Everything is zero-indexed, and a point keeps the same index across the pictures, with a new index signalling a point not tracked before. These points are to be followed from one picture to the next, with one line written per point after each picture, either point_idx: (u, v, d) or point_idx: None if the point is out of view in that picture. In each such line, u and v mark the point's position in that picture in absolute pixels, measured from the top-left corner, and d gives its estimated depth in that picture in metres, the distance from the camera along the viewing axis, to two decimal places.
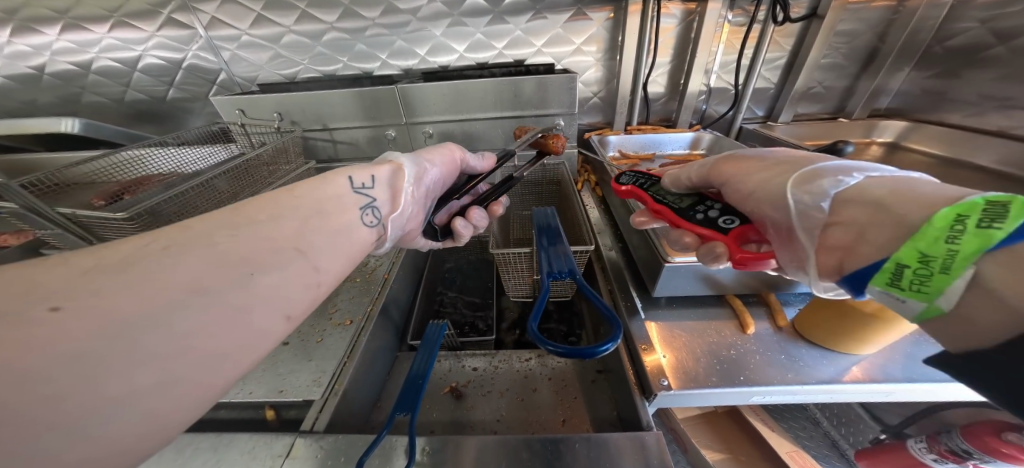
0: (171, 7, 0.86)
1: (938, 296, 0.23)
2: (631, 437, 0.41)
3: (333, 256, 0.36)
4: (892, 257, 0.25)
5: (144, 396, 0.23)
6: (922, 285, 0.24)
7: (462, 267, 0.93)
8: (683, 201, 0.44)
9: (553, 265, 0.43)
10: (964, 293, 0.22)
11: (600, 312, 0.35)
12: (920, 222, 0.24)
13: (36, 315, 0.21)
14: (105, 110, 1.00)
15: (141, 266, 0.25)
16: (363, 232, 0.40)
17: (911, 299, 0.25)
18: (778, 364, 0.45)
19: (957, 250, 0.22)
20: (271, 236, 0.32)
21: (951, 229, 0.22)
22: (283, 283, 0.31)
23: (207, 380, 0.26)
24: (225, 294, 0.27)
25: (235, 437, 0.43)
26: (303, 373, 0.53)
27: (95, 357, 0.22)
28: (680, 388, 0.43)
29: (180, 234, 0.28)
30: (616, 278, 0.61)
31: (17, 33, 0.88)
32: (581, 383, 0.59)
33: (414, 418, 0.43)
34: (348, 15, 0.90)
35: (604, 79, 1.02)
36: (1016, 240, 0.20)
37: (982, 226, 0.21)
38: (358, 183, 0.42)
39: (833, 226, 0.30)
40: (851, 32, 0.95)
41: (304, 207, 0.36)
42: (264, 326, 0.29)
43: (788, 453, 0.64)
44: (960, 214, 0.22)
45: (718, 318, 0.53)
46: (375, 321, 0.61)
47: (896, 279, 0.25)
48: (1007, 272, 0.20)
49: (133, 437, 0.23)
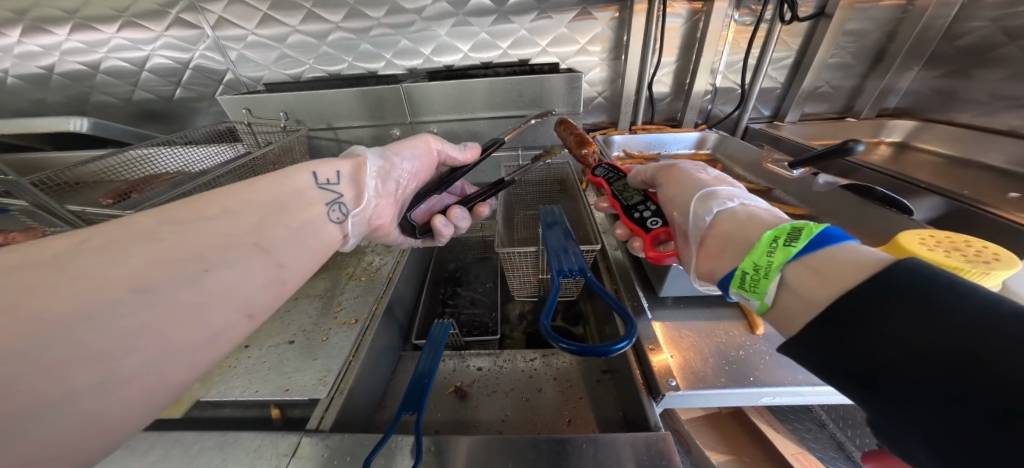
0: (179, 7, 0.87)
1: (764, 295, 0.29)
2: (640, 438, 0.41)
3: (296, 254, 0.36)
4: (738, 266, 0.31)
5: (85, 396, 0.22)
6: (756, 286, 0.30)
7: (466, 267, 0.92)
8: (631, 198, 0.47)
9: (563, 263, 0.42)
10: (779, 292, 0.29)
11: (613, 309, 0.34)
12: (754, 240, 0.30)
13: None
14: (112, 110, 1.01)
15: (75, 263, 0.24)
16: (330, 229, 0.41)
17: (752, 298, 0.31)
18: (787, 365, 0.45)
19: (774, 260, 0.28)
20: (226, 233, 0.32)
21: (770, 246, 0.29)
22: (240, 279, 0.31)
23: (160, 379, 0.26)
24: (176, 291, 0.27)
25: (241, 435, 0.43)
26: (308, 372, 0.53)
27: (30, 357, 0.21)
28: (688, 388, 0.43)
29: (122, 230, 0.28)
30: (622, 278, 0.61)
31: (28, 33, 0.89)
32: (586, 383, 0.59)
33: (421, 417, 0.43)
34: (354, 15, 0.91)
35: (609, 79, 1.01)
36: (807, 253, 0.27)
37: (786, 244, 0.28)
38: (322, 179, 0.42)
39: (710, 237, 0.34)
40: (858, 32, 0.94)
41: (265, 203, 0.36)
42: (222, 323, 0.29)
43: (793, 454, 0.63)
44: (775, 235, 0.29)
45: (726, 318, 0.52)
46: (379, 321, 0.61)
47: (739, 283, 0.31)
48: (805, 277, 0.27)
49: (84, 436, 0.23)
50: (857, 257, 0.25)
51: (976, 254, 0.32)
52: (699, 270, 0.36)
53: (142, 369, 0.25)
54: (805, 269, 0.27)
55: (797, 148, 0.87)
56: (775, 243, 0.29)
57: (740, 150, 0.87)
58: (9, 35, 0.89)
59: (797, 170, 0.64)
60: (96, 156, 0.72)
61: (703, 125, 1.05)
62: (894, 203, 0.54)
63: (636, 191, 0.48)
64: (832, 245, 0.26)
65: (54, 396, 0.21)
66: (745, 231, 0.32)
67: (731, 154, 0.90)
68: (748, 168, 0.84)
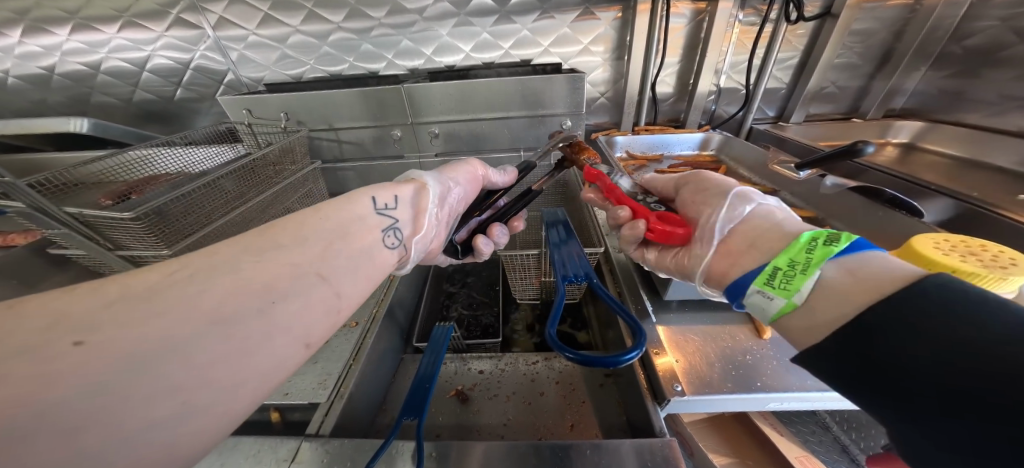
0: (180, 7, 0.87)
1: (795, 292, 0.28)
2: (645, 444, 0.40)
3: (358, 281, 0.34)
4: (770, 263, 0.30)
5: (157, 429, 0.21)
6: (787, 284, 0.29)
7: (467, 268, 0.92)
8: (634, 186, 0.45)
9: (568, 268, 0.42)
10: (811, 292, 0.28)
11: (623, 320, 0.33)
12: (788, 243, 0.30)
13: (56, 350, 0.19)
14: (113, 110, 1.01)
15: (167, 294, 0.24)
16: (386, 254, 0.38)
17: (778, 296, 0.29)
18: (795, 370, 0.44)
19: (813, 258, 0.28)
20: (295, 260, 0.30)
21: (807, 246, 0.29)
22: (304, 310, 0.29)
23: (226, 410, 0.24)
24: (246, 321, 0.26)
25: (240, 440, 0.43)
26: (307, 375, 0.53)
27: (112, 387, 0.20)
28: (694, 393, 0.42)
29: (206, 261, 0.27)
30: (626, 280, 0.60)
31: (28, 33, 0.89)
32: (590, 386, 0.58)
33: (421, 422, 0.42)
34: (355, 15, 0.90)
35: (611, 79, 1.01)
36: (845, 254, 0.27)
37: (825, 244, 0.28)
38: (381, 204, 0.39)
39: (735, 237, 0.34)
40: (866, 31, 0.93)
41: (327, 228, 0.34)
42: (283, 354, 0.27)
43: (796, 457, 0.62)
44: (812, 238, 0.29)
45: (731, 321, 0.51)
46: (380, 323, 0.60)
47: (767, 281, 0.30)
48: (840, 276, 0.26)
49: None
50: (891, 271, 0.25)
51: (992, 258, 0.31)
52: (714, 269, 0.35)
53: (213, 401, 0.23)
54: (846, 271, 0.27)
55: (803, 148, 0.86)
56: (814, 243, 0.29)
57: (744, 151, 0.86)
58: (10, 35, 0.89)
59: (802, 171, 0.64)
60: (96, 157, 0.72)
61: (707, 125, 1.05)
62: (902, 205, 0.52)
63: (636, 186, 0.47)
64: (868, 252, 0.27)
65: (125, 430, 0.20)
66: (774, 233, 0.32)
67: (736, 154, 0.89)
68: (753, 168, 0.83)
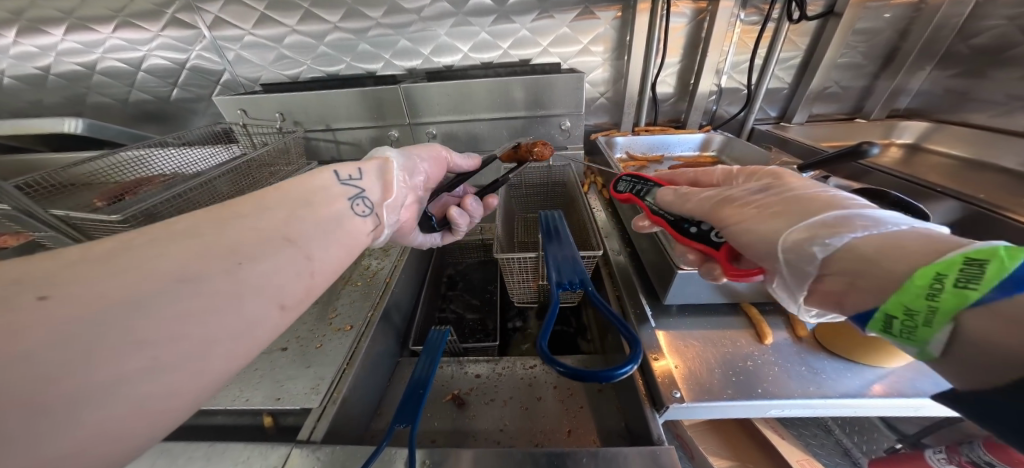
0: (175, 7, 0.86)
1: (927, 343, 0.23)
2: (641, 452, 0.39)
3: (328, 247, 0.34)
4: (881, 308, 0.25)
5: (131, 383, 0.21)
6: (911, 333, 0.24)
7: (466, 271, 0.92)
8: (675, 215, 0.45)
9: (563, 274, 0.41)
10: (953, 342, 0.22)
11: (618, 328, 0.32)
12: (904, 276, 0.24)
13: (21, 303, 0.20)
14: (109, 111, 1.00)
15: (127, 257, 0.24)
16: (357, 222, 0.39)
17: (906, 345, 0.25)
18: (797, 376, 0.43)
19: (938, 307, 0.22)
20: (260, 226, 0.30)
21: (930, 287, 0.22)
22: (274, 271, 0.29)
23: (202, 369, 0.24)
24: (214, 280, 0.26)
25: (229, 445, 0.42)
26: (301, 380, 0.52)
27: (83, 343, 0.20)
28: (693, 400, 0.41)
29: (167, 229, 0.27)
30: (624, 284, 0.59)
31: (24, 33, 0.89)
32: (588, 391, 0.57)
33: (414, 429, 0.41)
34: (352, 15, 0.90)
35: (612, 79, 1.00)
36: (993, 299, 0.20)
37: (959, 286, 0.21)
38: (345, 176, 0.41)
39: (828, 275, 0.30)
40: (871, 30, 0.92)
41: (291, 199, 0.35)
42: (256, 315, 0.27)
43: (798, 461, 0.61)
44: (939, 272, 0.22)
45: (732, 327, 0.50)
46: (375, 327, 0.59)
47: (886, 326, 0.25)
48: (986, 327, 0.20)
49: (127, 425, 0.21)
50: None
51: None
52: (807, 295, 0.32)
53: (187, 356, 0.23)
54: (997, 318, 0.20)
55: (804, 148, 0.86)
56: (937, 286, 0.22)
57: (745, 152, 0.85)
58: (6, 35, 0.89)
59: (805, 173, 0.62)
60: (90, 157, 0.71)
61: (708, 126, 1.04)
62: (908, 208, 0.51)
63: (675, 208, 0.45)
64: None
65: (98, 382, 0.20)
66: (889, 266, 0.25)
67: (737, 155, 0.88)
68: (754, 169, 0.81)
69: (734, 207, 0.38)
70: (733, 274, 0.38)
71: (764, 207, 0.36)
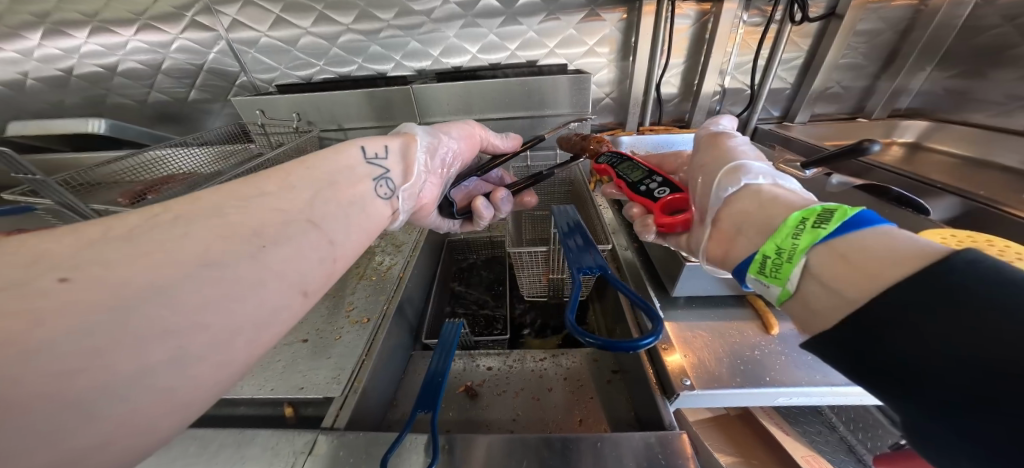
0: (195, 10, 0.88)
1: (786, 280, 0.27)
2: (654, 439, 0.40)
3: (347, 231, 0.37)
4: (758, 250, 0.29)
5: (157, 373, 0.22)
6: (777, 272, 0.27)
7: (473, 268, 0.94)
8: (635, 175, 0.46)
9: (581, 260, 0.42)
10: (804, 278, 0.26)
11: (636, 304, 0.33)
12: (778, 223, 0.28)
13: (42, 285, 0.20)
14: (127, 111, 1.02)
15: (147, 236, 0.25)
16: (378, 205, 0.42)
17: (772, 285, 0.28)
18: (803, 365, 0.44)
19: (798, 243, 0.26)
20: (282, 209, 0.33)
21: (796, 227, 0.26)
22: (295, 254, 0.31)
23: (225, 358, 0.25)
24: (234, 266, 0.27)
25: (258, 433, 0.44)
26: (321, 370, 0.54)
27: (106, 329, 0.20)
28: (703, 387, 0.42)
29: (188, 207, 0.29)
30: (632, 277, 0.61)
31: (47, 36, 0.91)
32: (597, 383, 0.59)
33: (435, 415, 0.42)
34: (364, 16, 0.92)
35: (617, 80, 1.02)
36: (835, 236, 0.24)
37: (815, 226, 0.25)
38: (371, 153, 0.44)
39: (727, 218, 0.33)
40: (872, 31, 0.94)
41: (316, 180, 0.37)
42: (277, 303, 0.29)
43: (803, 457, 0.62)
44: (803, 217, 0.26)
45: (739, 317, 0.52)
46: (391, 320, 0.61)
47: (758, 268, 0.29)
48: (826, 261, 0.24)
49: (153, 417, 0.22)
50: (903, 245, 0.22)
51: (998, 252, 0.35)
52: (712, 253, 0.35)
53: (209, 345, 0.24)
54: (835, 254, 0.24)
55: (808, 147, 0.87)
56: (802, 226, 0.26)
57: None
58: (30, 37, 0.91)
59: (809, 170, 0.63)
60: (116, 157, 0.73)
61: None
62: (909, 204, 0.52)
63: (640, 168, 0.46)
64: (869, 229, 0.24)
65: (123, 372, 0.20)
66: (768, 210, 0.29)
67: None
68: None
69: (703, 149, 0.42)
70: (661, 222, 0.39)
71: (718, 153, 0.39)
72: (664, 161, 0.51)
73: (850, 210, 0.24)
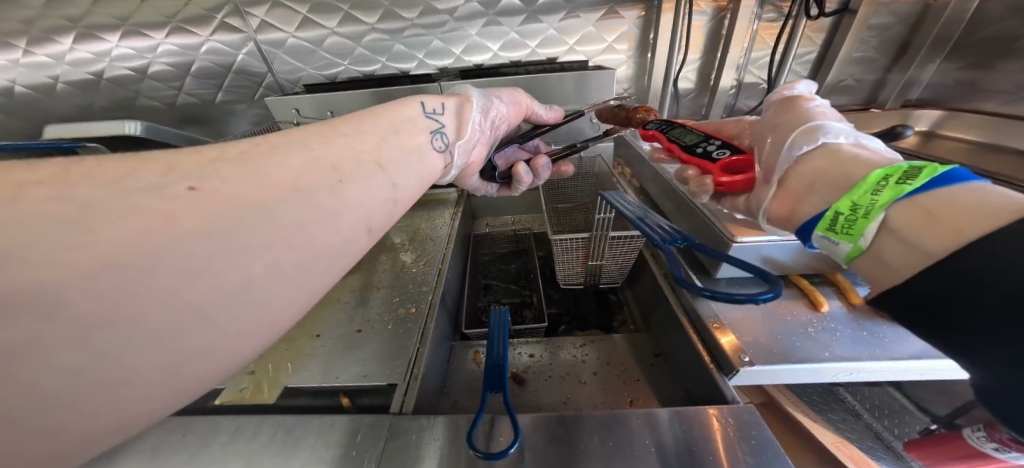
0: (225, 12, 0.89)
1: (859, 236, 0.30)
2: (681, 411, 0.42)
3: (407, 177, 0.38)
4: (832, 207, 0.32)
5: (256, 286, 0.23)
6: (849, 228, 0.30)
7: (498, 261, 0.97)
8: (689, 139, 0.49)
9: (659, 235, 0.44)
10: (879, 233, 0.29)
11: (749, 271, 0.38)
12: (858, 181, 0.31)
13: (176, 191, 0.22)
14: (156, 114, 1.02)
15: (251, 159, 0.27)
16: (434, 156, 0.43)
17: (842, 241, 0.32)
18: (859, 341, 0.45)
19: (878, 200, 0.28)
20: (356, 149, 0.34)
21: (877, 184, 0.29)
22: (367, 192, 0.32)
23: (306, 280, 0.27)
24: (321, 193, 0.28)
25: (336, 419, 0.44)
26: (379, 357, 0.56)
27: (223, 235, 0.22)
28: (764, 363, 0.43)
29: (281, 140, 0.31)
30: (673, 262, 0.63)
31: (79, 40, 0.91)
32: (640, 366, 0.62)
33: (507, 396, 0.43)
34: (388, 16, 0.93)
35: (635, 76, 1.04)
36: (921, 192, 0.26)
37: (899, 183, 0.27)
38: (429, 109, 0.46)
39: (796, 179, 0.36)
40: (884, 25, 0.99)
41: (381, 126, 0.39)
42: (353, 233, 0.30)
43: (833, 443, 0.62)
44: (887, 174, 0.28)
45: (786, 298, 0.53)
46: (437, 309, 0.64)
47: (831, 225, 0.32)
48: (905, 218, 0.27)
49: (249, 327, 0.24)
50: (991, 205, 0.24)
51: None
52: (775, 212, 0.39)
53: (297, 265, 0.26)
54: (915, 209, 0.26)
55: None
56: (884, 183, 0.28)
57: None
58: (63, 42, 0.90)
59: None
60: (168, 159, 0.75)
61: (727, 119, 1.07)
62: None
63: (692, 133, 0.49)
64: (956, 185, 0.26)
65: (234, 278, 0.22)
66: (849, 172, 0.32)
67: None
68: None
69: (775, 114, 0.44)
70: (721, 181, 0.42)
71: (796, 116, 0.40)
72: (724, 127, 0.53)
73: (939, 166, 0.26)
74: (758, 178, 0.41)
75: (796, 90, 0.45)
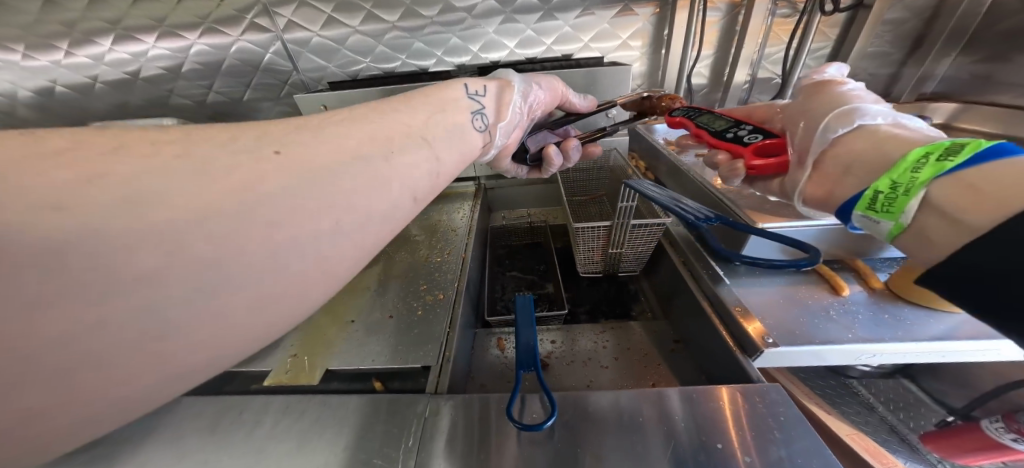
0: (255, 12, 0.92)
1: (901, 213, 0.32)
2: (696, 393, 0.44)
3: (451, 151, 0.40)
4: (870, 187, 0.34)
5: (324, 240, 0.27)
6: (890, 206, 0.32)
7: (514, 253, 1.00)
8: (718, 125, 0.52)
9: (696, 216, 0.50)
10: (921, 210, 0.30)
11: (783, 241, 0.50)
12: (897, 159, 0.32)
13: (266, 154, 0.25)
14: (187, 112, 1.06)
15: (324, 129, 0.31)
16: (474, 136, 0.46)
17: (883, 220, 0.33)
18: (882, 324, 0.47)
19: (918, 176, 0.30)
20: (406, 123, 0.37)
21: (918, 162, 0.30)
22: (413, 166, 0.34)
23: (360, 240, 0.29)
24: (374, 163, 0.31)
25: (376, 399, 0.46)
26: (410, 341, 0.59)
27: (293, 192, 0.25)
28: (785, 344, 0.45)
29: (347, 114, 0.34)
30: (690, 250, 0.65)
31: (118, 42, 0.94)
32: (660, 351, 0.64)
33: (540, 373, 0.45)
34: (409, 14, 0.96)
35: (648, 73, 1.06)
36: (963, 167, 0.28)
37: (941, 160, 0.29)
38: (472, 91, 0.48)
39: (830, 158, 0.39)
40: (897, 20, 1.00)
41: (428, 105, 0.41)
42: (399, 199, 0.33)
43: (849, 436, 0.59)
44: (928, 152, 0.30)
45: (807, 284, 0.55)
46: (463, 295, 0.67)
47: (870, 204, 0.34)
48: (949, 194, 0.28)
49: (318, 280, 0.27)
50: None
51: None
52: (810, 191, 0.42)
53: (356, 223, 0.29)
54: (960, 185, 0.28)
55: None
56: (924, 161, 0.30)
57: None
58: (101, 43, 0.94)
59: None
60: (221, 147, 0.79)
61: None
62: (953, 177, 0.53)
63: (722, 119, 0.53)
64: (1002, 159, 0.27)
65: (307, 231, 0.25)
66: (885, 152, 0.34)
67: None
68: None
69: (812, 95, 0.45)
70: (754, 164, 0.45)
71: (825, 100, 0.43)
72: (755, 113, 0.55)
73: (983, 141, 0.27)
74: (792, 159, 0.44)
75: (826, 74, 0.48)
